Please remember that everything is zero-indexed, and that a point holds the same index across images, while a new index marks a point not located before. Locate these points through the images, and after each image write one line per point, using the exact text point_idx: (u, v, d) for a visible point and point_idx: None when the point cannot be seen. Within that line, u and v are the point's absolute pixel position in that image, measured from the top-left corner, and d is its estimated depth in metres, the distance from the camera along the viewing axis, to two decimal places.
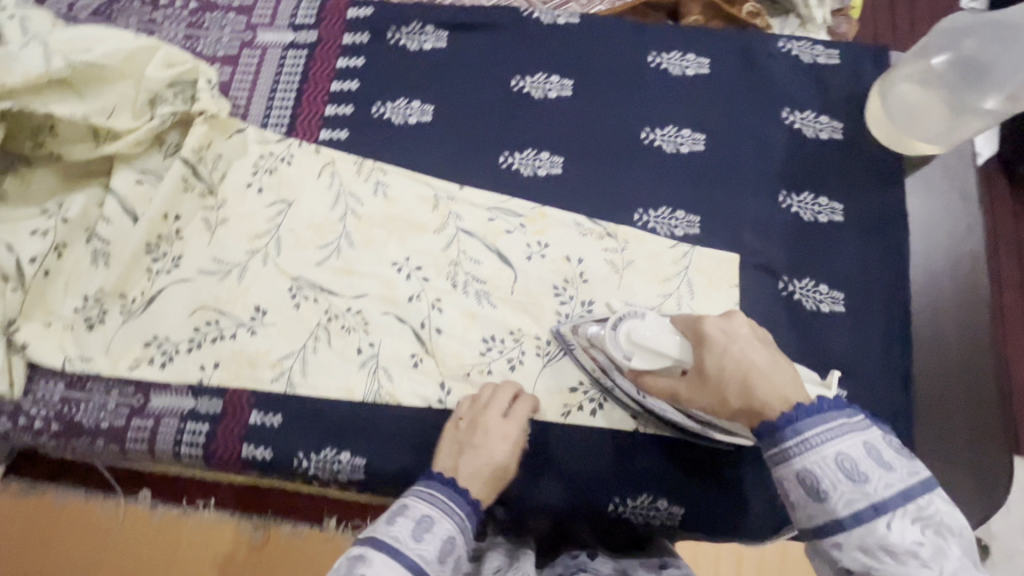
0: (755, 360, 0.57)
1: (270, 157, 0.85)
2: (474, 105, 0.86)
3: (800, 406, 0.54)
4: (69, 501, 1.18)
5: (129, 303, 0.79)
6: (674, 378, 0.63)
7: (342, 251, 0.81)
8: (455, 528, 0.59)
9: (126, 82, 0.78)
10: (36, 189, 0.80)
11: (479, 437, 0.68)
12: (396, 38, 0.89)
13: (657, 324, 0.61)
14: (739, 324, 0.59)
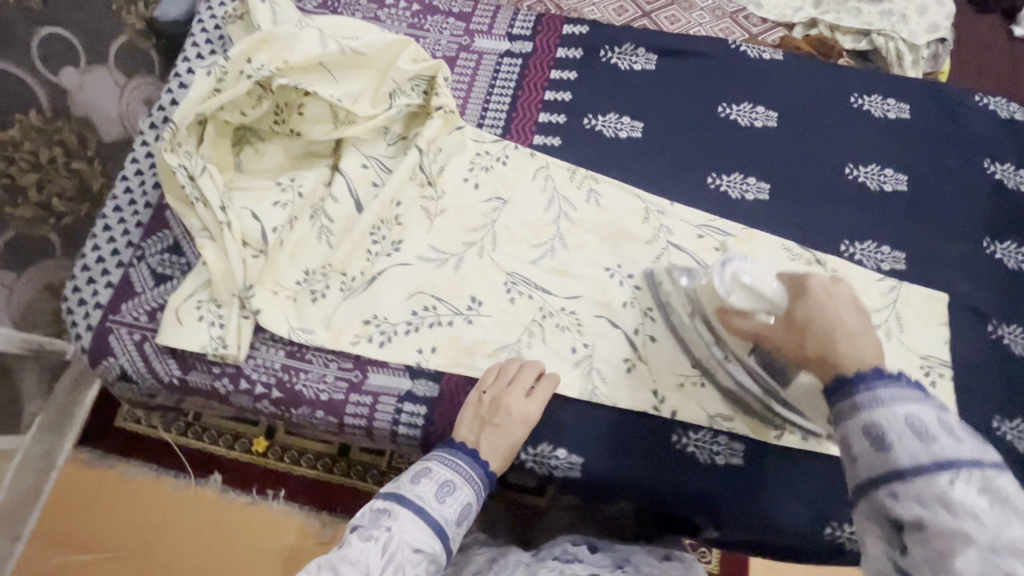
0: (845, 321, 0.56)
1: (486, 156, 0.88)
2: (683, 126, 0.90)
3: (875, 367, 0.51)
4: (140, 477, 1.27)
5: (350, 281, 0.81)
6: (758, 323, 0.67)
7: (557, 252, 0.83)
8: (472, 495, 0.66)
9: (375, 73, 0.82)
10: (270, 164, 0.84)
11: (505, 414, 0.70)
12: (608, 56, 0.93)
13: (760, 269, 0.70)
14: (843, 289, 0.59)
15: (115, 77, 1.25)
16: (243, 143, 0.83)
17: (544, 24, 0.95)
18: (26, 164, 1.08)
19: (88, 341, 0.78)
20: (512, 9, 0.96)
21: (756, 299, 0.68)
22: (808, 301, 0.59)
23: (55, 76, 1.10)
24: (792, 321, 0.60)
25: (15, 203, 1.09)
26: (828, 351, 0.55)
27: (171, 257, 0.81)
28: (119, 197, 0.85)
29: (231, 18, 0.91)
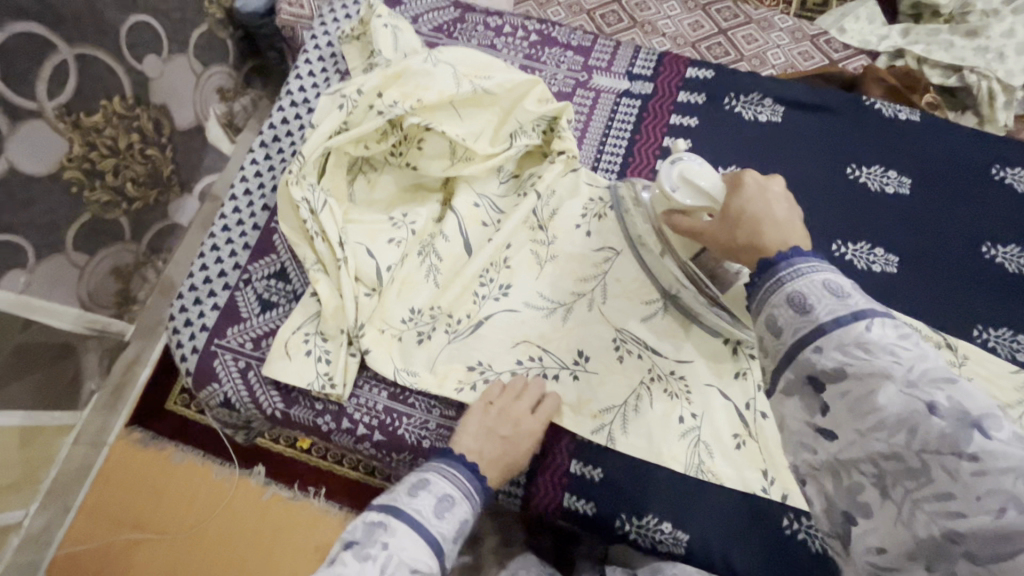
0: (775, 212, 0.57)
1: (599, 203, 0.84)
2: (808, 186, 0.85)
3: (797, 248, 0.52)
4: (186, 459, 1.30)
5: (455, 323, 0.79)
6: (700, 222, 0.66)
7: (669, 312, 0.80)
8: (470, 513, 0.59)
9: (497, 111, 0.80)
10: (380, 196, 0.82)
11: (517, 432, 0.69)
12: (733, 105, 0.89)
13: (707, 171, 0.68)
14: (777, 184, 0.60)
15: (194, 65, 1.35)
16: (357, 173, 0.82)
17: (665, 65, 0.92)
18: (105, 149, 1.13)
19: (193, 365, 0.78)
20: (632, 47, 0.93)
21: (695, 197, 0.67)
22: (742, 197, 0.60)
23: (139, 62, 1.18)
24: (728, 216, 0.61)
25: (92, 186, 1.12)
26: (764, 238, 0.56)
27: (277, 283, 0.80)
28: (228, 216, 0.84)
29: (348, 38, 0.90)
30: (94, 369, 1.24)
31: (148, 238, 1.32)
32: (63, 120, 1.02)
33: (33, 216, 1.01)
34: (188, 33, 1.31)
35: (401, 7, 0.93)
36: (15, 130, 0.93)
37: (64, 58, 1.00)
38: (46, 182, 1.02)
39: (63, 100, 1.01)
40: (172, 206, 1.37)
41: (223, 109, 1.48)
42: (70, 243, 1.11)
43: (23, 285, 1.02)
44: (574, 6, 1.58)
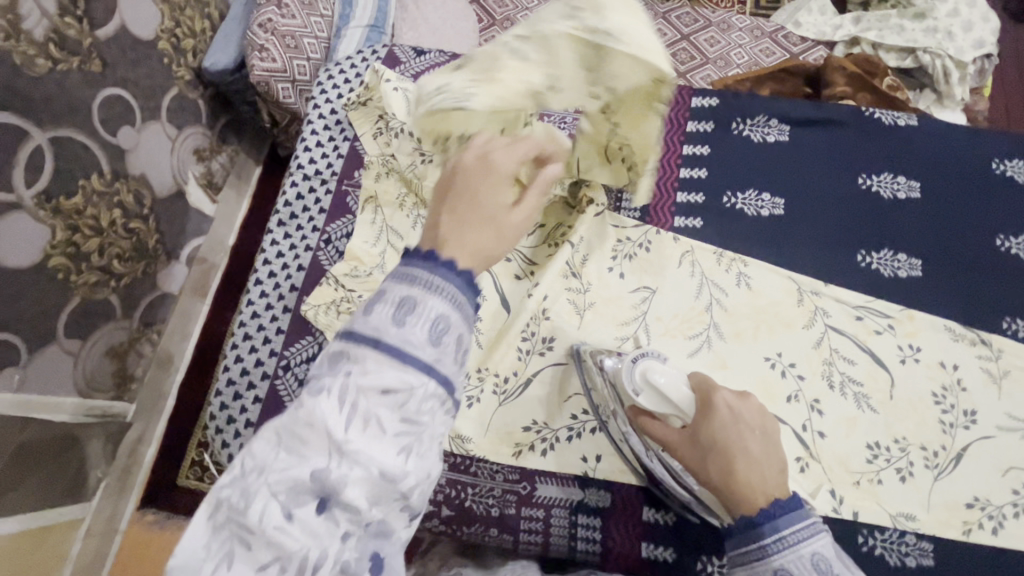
0: (748, 446, 0.59)
1: (627, 243, 0.85)
2: (823, 201, 0.87)
3: (778, 502, 0.56)
4: None
5: (503, 383, 0.78)
6: (670, 428, 0.66)
7: (713, 343, 0.81)
8: (441, 302, 0.46)
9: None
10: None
11: (478, 203, 0.51)
12: (741, 129, 0.91)
13: (672, 372, 0.68)
14: (749, 407, 0.62)
15: (168, 129, 1.45)
16: (385, 243, 0.82)
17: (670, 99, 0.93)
18: (88, 229, 1.25)
19: None
20: None
21: (664, 401, 0.67)
22: (715, 422, 0.61)
23: (114, 136, 1.29)
24: (697, 438, 0.62)
25: (79, 270, 1.25)
26: (732, 482, 0.58)
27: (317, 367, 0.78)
28: (255, 302, 0.83)
29: (354, 104, 0.91)
30: (99, 459, 1.40)
31: (139, 313, 1.46)
32: (43, 207, 1.14)
33: (24, 307, 1.14)
34: (159, 99, 1.41)
35: (403, 67, 0.94)
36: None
37: (38, 143, 1.11)
38: (30, 270, 1.14)
39: (42, 187, 1.13)
40: (160, 275, 1.51)
41: (202, 169, 1.60)
42: (61, 331, 1.24)
43: (18, 382, 1.16)
44: (538, 27, 1.66)
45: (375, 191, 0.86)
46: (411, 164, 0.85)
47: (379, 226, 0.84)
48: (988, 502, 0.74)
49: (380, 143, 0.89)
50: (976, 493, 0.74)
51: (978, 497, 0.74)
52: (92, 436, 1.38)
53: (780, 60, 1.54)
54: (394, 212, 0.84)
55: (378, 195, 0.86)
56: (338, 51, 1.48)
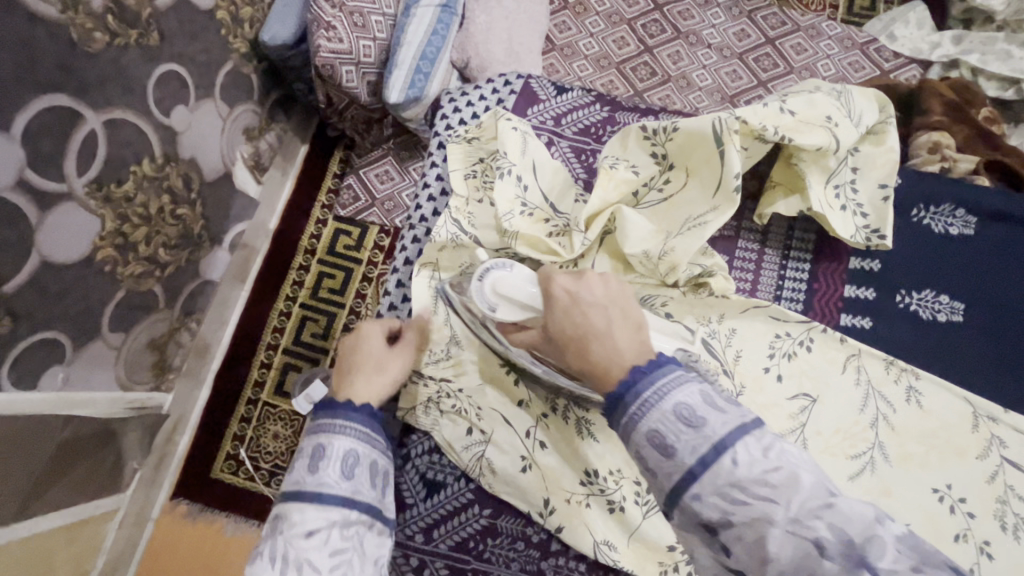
0: (596, 322, 0.57)
1: (787, 340, 0.76)
2: (1008, 311, 0.78)
3: (637, 368, 0.52)
4: (240, 532, 1.45)
5: (646, 494, 0.69)
6: (534, 333, 0.66)
7: (878, 467, 0.73)
8: (350, 440, 0.61)
9: (652, 230, 0.67)
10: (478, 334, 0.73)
11: (357, 351, 0.69)
12: (921, 217, 0.80)
13: (519, 275, 0.66)
14: (591, 285, 0.60)
15: (220, 108, 1.29)
16: (447, 310, 0.74)
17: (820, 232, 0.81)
18: (137, 218, 1.12)
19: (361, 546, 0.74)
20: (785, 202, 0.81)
21: (523, 308, 0.66)
22: (556, 311, 0.60)
23: (167, 115, 1.14)
24: (552, 333, 0.61)
25: (126, 262, 1.13)
26: (590, 358, 0.56)
27: (439, 459, 0.72)
28: None
29: (459, 139, 0.81)
30: (133, 451, 1.33)
31: (181, 302, 1.34)
32: (94, 197, 1.01)
33: (70, 304, 1.03)
34: (214, 73, 1.25)
35: (534, 108, 0.82)
36: (46, 219, 0.93)
37: (91, 126, 0.97)
38: (78, 266, 1.03)
39: (93, 175, 1.00)
40: (202, 263, 1.38)
41: (249, 150, 1.45)
42: (106, 326, 1.13)
43: (60, 381, 1.07)
44: (613, 15, 1.52)
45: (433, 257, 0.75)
46: (510, 213, 0.71)
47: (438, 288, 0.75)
48: None
49: (470, 186, 0.79)
50: None
51: None
52: (129, 431, 1.29)
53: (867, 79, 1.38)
54: (453, 276, 0.76)
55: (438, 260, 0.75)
56: (405, 34, 1.30)
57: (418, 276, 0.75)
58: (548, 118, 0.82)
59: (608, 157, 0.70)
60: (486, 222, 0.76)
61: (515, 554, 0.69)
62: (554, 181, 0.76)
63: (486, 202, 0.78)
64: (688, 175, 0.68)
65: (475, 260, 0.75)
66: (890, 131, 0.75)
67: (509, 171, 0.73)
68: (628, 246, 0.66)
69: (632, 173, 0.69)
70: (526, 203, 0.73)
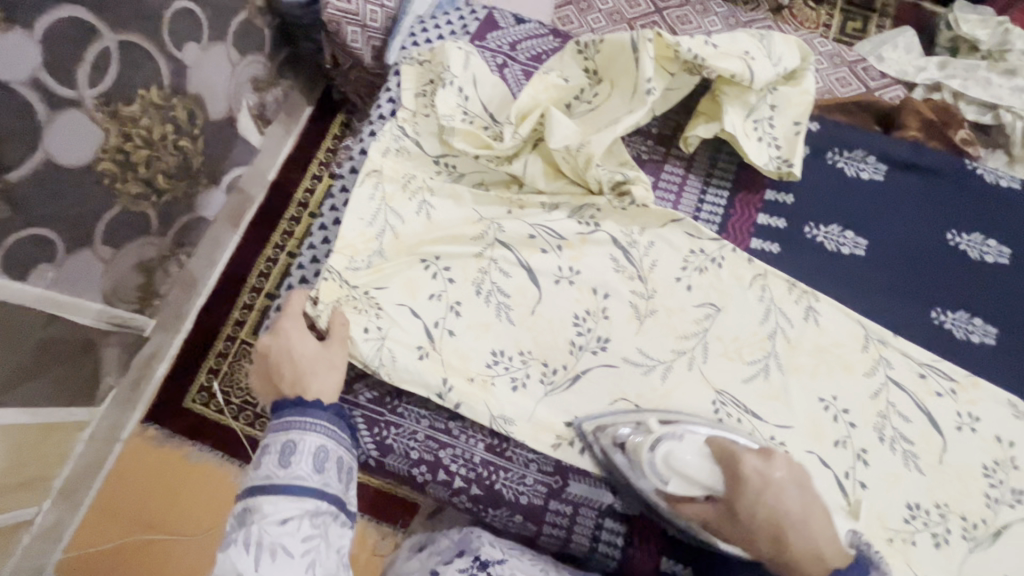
0: (785, 505, 0.61)
1: (700, 255, 0.82)
2: (906, 250, 0.85)
3: (837, 574, 0.59)
4: (202, 461, 1.45)
5: (550, 374, 0.77)
6: (703, 504, 0.67)
7: (771, 374, 0.79)
8: (320, 438, 0.67)
9: (575, 130, 0.75)
10: (409, 243, 0.80)
11: (299, 362, 0.69)
12: (835, 160, 0.87)
13: (692, 446, 0.67)
14: (775, 466, 0.63)
15: (230, 53, 1.34)
16: (382, 224, 0.80)
17: (740, 199, 0.86)
18: (140, 139, 1.16)
19: None
20: (701, 177, 0.86)
21: (693, 481, 0.66)
22: (745, 495, 0.62)
23: (179, 51, 1.18)
24: (735, 515, 0.63)
25: (125, 180, 1.17)
26: (787, 552, 0.60)
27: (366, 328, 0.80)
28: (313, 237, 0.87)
29: (412, 62, 0.89)
30: (111, 366, 1.34)
31: (173, 233, 1.38)
32: (101, 110, 1.06)
33: (67, 206, 1.07)
34: (227, 20, 1.30)
35: (492, 35, 0.91)
36: (55, 120, 0.98)
37: (106, 44, 1.02)
38: (79, 172, 1.06)
39: (103, 89, 1.05)
40: (199, 200, 1.42)
41: (255, 100, 1.49)
42: (100, 236, 1.17)
43: (49, 281, 1.09)
44: (614, 13, 1.50)
45: (380, 166, 0.82)
46: (450, 117, 0.81)
47: (378, 204, 0.80)
48: None
49: (420, 104, 0.87)
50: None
51: None
52: (109, 345, 1.30)
53: (851, 93, 1.31)
54: (395, 191, 0.81)
55: (383, 171, 0.82)
56: None
57: (363, 185, 0.80)
58: (505, 44, 0.90)
59: (546, 67, 0.80)
60: (429, 131, 0.85)
61: (424, 412, 0.75)
62: (493, 94, 0.85)
63: (433, 117, 0.86)
64: (612, 87, 0.77)
65: (421, 158, 0.84)
66: (807, 76, 0.84)
67: (451, 83, 0.83)
68: (552, 139, 0.74)
69: (563, 82, 0.78)
70: (467, 112, 0.83)
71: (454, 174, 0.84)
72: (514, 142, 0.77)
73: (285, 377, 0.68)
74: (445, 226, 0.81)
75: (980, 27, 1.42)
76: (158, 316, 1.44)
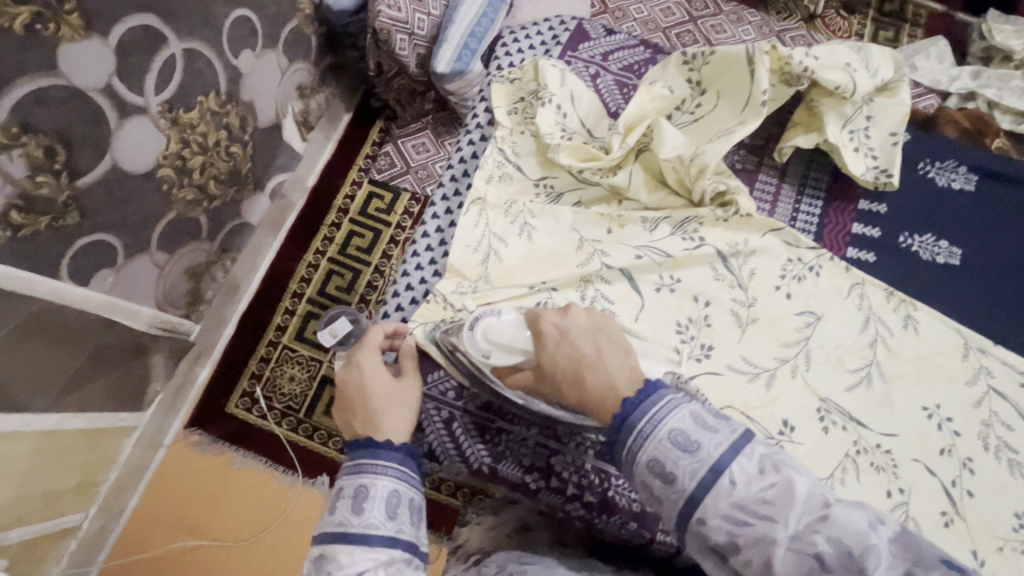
0: (582, 351, 0.63)
1: (798, 264, 0.83)
2: (1000, 259, 0.85)
3: (625, 399, 0.56)
4: (247, 465, 1.37)
5: None
6: (528, 372, 0.69)
7: (874, 382, 0.79)
8: (393, 482, 0.60)
9: (684, 141, 0.76)
10: (512, 266, 0.80)
11: (372, 398, 0.68)
12: (926, 170, 0.88)
13: (509, 321, 0.71)
14: (573, 320, 0.66)
15: (280, 60, 1.31)
16: (487, 249, 0.80)
17: (834, 209, 0.87)
18: (196, 146, 1.12)
19: None
20: (795, 189, 0.87)
21: (513, 351, 0.70)
22: (546, 346, 0.65)
23: (235, 58, 1.15)
24: (544, 371, 0.65)
25: (180, 186, 1.12)
26: (583, 389, 0.61)
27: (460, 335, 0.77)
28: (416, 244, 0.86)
29: (502, 80, 0.89)
30: (161, 372, 1.29)
31: (220, 238, 1.33)
32: (165, 117, 1.02)
33: (131, 214, 1.03)
34: (280, 29, 1.28)
35: (583, 46, 0.92)
36: (123, 126, 0.94)
37: (172, 52, 0.99)
38: (142, 180, 1.02)
39: (167, 96, 1.01)
40: (244, 204, 1.36)
41: (300, 106, 1.46)
42: (155, 244, 1.12)
43: (110, 285, 1.04)
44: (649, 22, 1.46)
45: (484, 193, 0.83)
46: (551, 135, 0.81)
47: (482, 230, 0.81)
48: None
49: (513, 121, 0.87)
50: None
51: None
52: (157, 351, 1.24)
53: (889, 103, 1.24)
54: (498, 216, 0.82)
55: (487, 198, 0.82)
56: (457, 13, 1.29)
57: (468, 213, 0.81)
58: (597, 55, 0.91)
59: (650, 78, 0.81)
60: (528, 151, 0.85)
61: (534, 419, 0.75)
62: (590, 110, 0.85)
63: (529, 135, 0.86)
64: (718, 98, 0.78)
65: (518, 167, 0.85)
66: (903, 88, 0.85)
67: (550, 101, 0.82)
68: (660, 150, 0.76)
69: (667, 91, 0.79)
70: (565, 129, 0.83)
71: (552, 197, 0.84)
72: (622, 152, 0.78)
73: (356, 415, 0.66)
74: (547, 236, 0.82)
75: (1014, 37, 1.40)
76: (205, 317, 1.37)
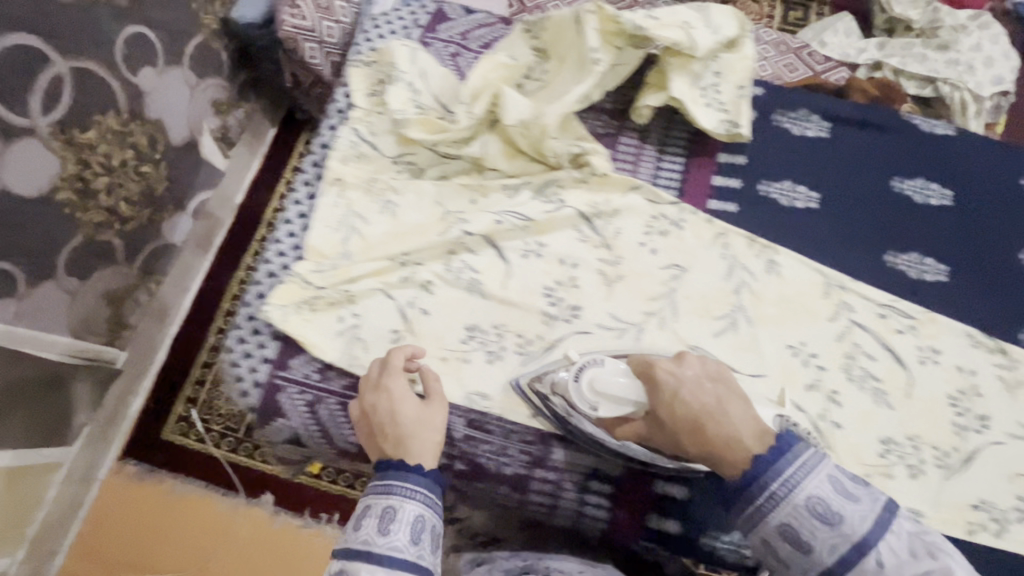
0: (698, 398, 0.61)
1: (663, 220, 0.85)
2: (855, 198, 0.88)
3: (772, 450, 0.57)
4: (188, 492, 1.24)
5: (528, 346, 0.77)
6: (639, 422, 0.67)
7: (741, 326, 0.80)
8: (420, 507, 0.57)
9: (526, 106, 0.80)
10: (375, 242, 0.80)
11: (402, 421, 0.63)
12: (781, 120, 0.91)
13: (612, 369, 0.67)
14: (689, 366, 0.64)
15: (189, 77, 1.18)
16: (348, 228, 0.80)
17: (694, 164, 0.89)
18: (99, 166, 1.02)
19: (256, 399, 0.74)
20: (656, 149, 0.89)
21: (621, 403, 0.67)
22: (661, 396, 0.63)
23: (134, 76, 1.05)
24: (661, 422, 0.63)
25: (86, 208, 1.02)
26: (708, 443, 0.59)
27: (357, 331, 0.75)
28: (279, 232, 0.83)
29: (360, 63, 0.90)
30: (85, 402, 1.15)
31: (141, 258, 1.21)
32: (58, 138, 0.92)
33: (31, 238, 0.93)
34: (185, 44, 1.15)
35: (442, 27, 0.94)
36: (7, 151, 0.84)
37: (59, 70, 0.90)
38: (36, 207, 0.92)
39: (58, 117, 0.92)
40: (165, 226, 1.25)
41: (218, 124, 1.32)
42: (62, 266, 1.01)
43: (11, 316, 0.93)
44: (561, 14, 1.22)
45: (341, 173, 0.83)
46: (402, 110, 0.84)
47: (343, 210, 0.81)
48: (992, 505, 0.74)
49: (371, 103, 0.87)
50: (982, 497, 0.75)
51: (984, 501, 0.75)
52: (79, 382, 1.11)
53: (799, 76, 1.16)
54: (358, 196, 0.82)
55: (344, 178, 0.83)
56: None
57: (327, 195, 0.82)
58: (456, 34, 0.93)
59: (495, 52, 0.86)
60: (384, 130, 0.86)
61: None
62: (444, 85, 0.87)
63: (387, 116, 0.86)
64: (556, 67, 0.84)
65: (378, 147, 0.85)
66: (746, 43, 0.88)
67: (401, 78, 0.85)
68: (507, 117, 0.80)
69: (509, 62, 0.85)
70: (419, 104, 0.85)
71: (415, 170, 0.85)
72: (469, 120, 0.81)
73: (386, 441, 0.62)
74: (410, 212, 0.82)
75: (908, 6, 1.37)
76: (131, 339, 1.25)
